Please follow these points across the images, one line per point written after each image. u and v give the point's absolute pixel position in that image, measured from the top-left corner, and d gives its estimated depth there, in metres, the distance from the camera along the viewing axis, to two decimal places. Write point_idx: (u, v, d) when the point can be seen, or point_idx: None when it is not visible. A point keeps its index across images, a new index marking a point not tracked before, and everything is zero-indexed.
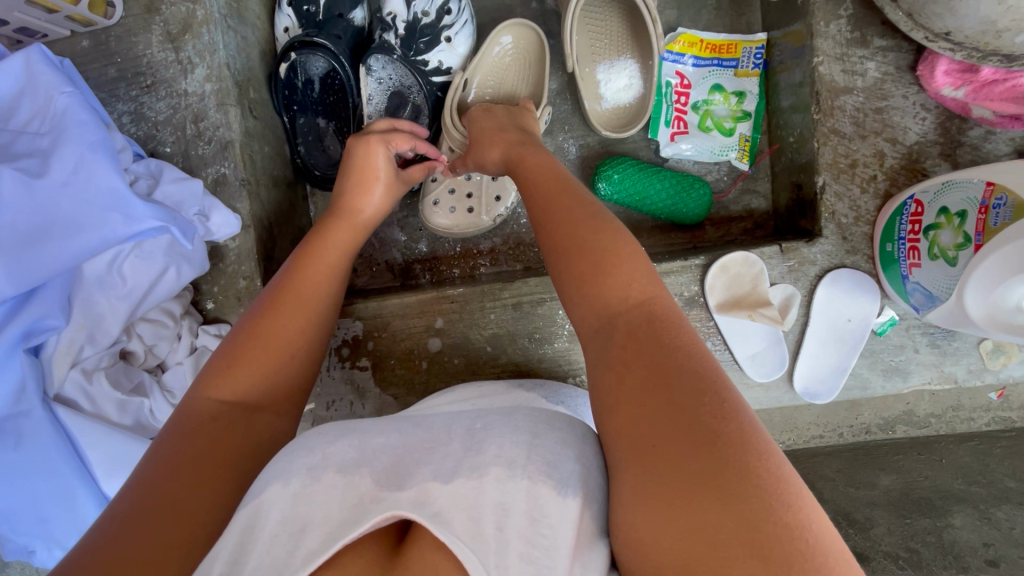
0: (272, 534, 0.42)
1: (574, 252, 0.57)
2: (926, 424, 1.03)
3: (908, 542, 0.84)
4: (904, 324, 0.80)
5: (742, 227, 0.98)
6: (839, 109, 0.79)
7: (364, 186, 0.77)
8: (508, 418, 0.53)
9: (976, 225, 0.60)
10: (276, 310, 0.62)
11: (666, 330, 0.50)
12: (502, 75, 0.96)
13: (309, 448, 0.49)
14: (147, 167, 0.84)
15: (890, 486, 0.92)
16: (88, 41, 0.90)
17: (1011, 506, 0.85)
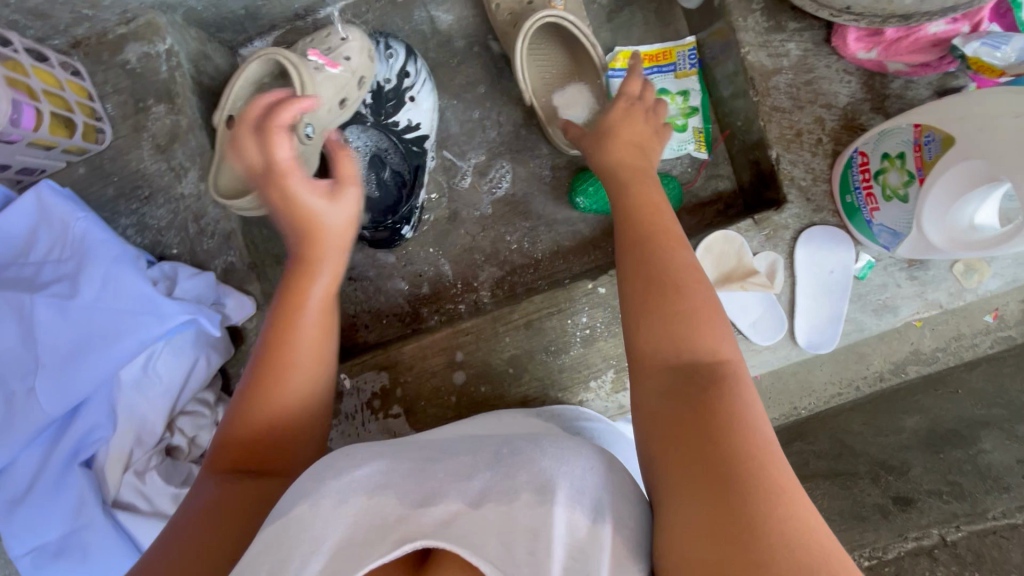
0: (302, 556, 0.45)
1: (669, 293, 0.60)
2: (935, 359, 1.12)
3: (949, 476, 0.86)
4: (882, 264, 0.87)
5: (715, 209, 1.06)
6: (774, 88, 0.87)
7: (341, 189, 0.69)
8: (535, 443, 0.57)
9: (916, 162, 0.67)
10: (258, 398, 0.62)
11: (730, 381, 0.52)
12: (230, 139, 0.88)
13: (336, 470, 0.53)
14: (162, 270, 0.89)
15: (917, 426, 0.98)
16: (85, 168, 0.96)
17: None
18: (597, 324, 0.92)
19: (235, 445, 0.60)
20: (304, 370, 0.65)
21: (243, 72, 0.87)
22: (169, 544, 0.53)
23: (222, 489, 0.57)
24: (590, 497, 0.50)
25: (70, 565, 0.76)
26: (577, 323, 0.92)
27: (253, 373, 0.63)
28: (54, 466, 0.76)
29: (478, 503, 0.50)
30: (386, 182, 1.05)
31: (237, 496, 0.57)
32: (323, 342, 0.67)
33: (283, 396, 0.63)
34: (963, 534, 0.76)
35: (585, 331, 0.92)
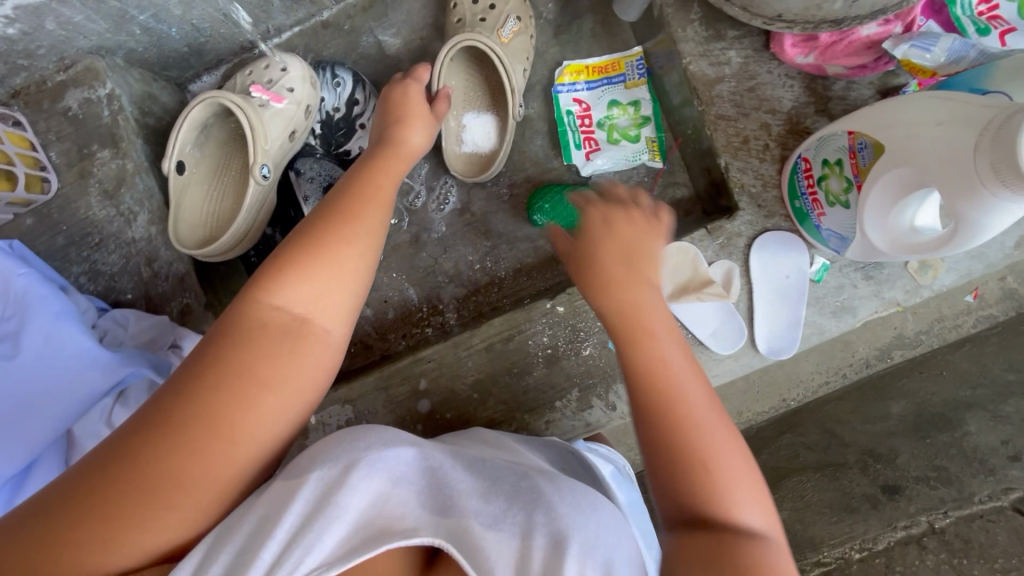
0: (320, 522, 0.50)
1: (654, 375, 0.57)
2: (918, 342, 1.10)
3: (936, 462, 0.92)
4: (837, 266, 0.87)
5: (675, 217, 1.05)
6: (717, 96, 0.87)
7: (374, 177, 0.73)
8: (552, 483, 0.59)
9: (852, 169, 0.67)
10: (231, 376, 0.54)
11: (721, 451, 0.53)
12: (181, 185, 0.88)
13: (365, 440, 0.57)
14: (113, 318, 0.89)
15: (902, 412, 1.03)
16: (32, 218, 0.95)
17: (1016, 398, 0.95)
18: (559, 343, 0.91)
19: (261, 315, 0.57)
20: (342, 285, 0.62)
21: (187, 114, 0.85)
22: (171, 394, 0.53)
23: (232, 356, 0.55)
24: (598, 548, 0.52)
25: None
26: (538, 343, 0.91)
27: (290, 259, 0.61)
28: None
29: (490, 526, 0.53)
30: None
31: (248, 372, 0.54)
32: (364, 260, 0.65)
33: (325, 303, 0.61)
34: (950, 519, 0.81)
35: (547, 351, 0.92)
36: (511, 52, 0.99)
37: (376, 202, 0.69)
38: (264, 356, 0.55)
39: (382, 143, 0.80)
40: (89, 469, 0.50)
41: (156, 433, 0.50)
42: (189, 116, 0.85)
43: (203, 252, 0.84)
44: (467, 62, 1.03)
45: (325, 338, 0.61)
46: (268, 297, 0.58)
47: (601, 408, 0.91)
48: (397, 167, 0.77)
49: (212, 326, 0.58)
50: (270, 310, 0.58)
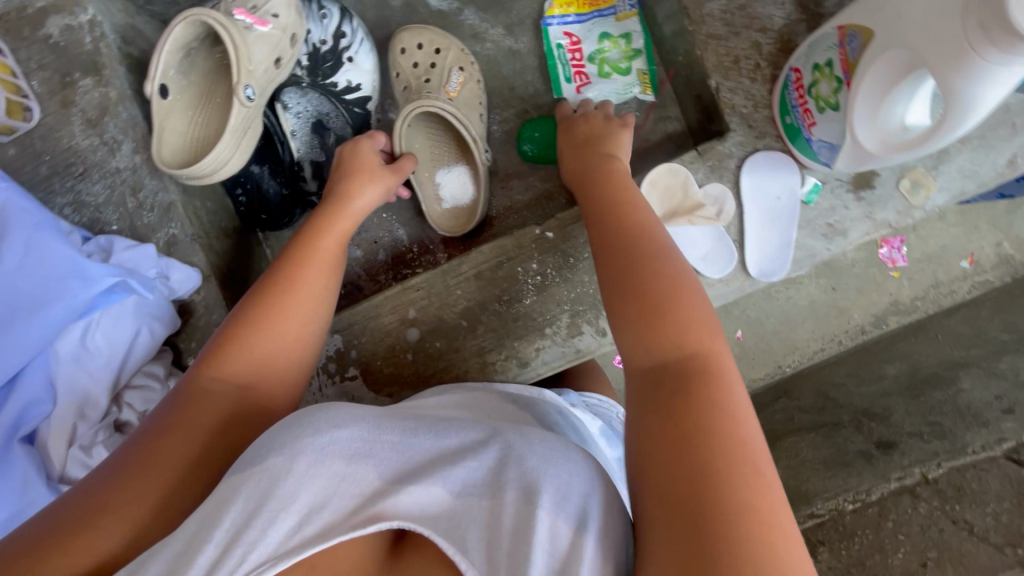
0: (266, 517, 0.46)
1: (637, 284, 0.58)
2: (915, 308, 1.21)
3: (930, 417, 1.00)
4: (828, 186, 0.86)
5: (666, 152, 1.04)
6: (707, 16, 0.86)
7: (333, 215, 0.78)
8: (524, 438, 0.56)
9: (842, 66, 0.67)
10: (197, 406, 0.56)
11: (696, 330, 0.54)
12: (165, 108, 0.86)
13: (309, 423, 0.52)
14: (98, 243, 0.87)
15: (897, 372, 1.12)
16: (15, 148, 0.93)
17: (1010, 355, 1.06)
18: (548, 270, 0.91)
19: (209, 384, 0.58)
20: (298, 325, 0.66)
21: (168, 33, 0.83)
22: (138, 453, 0.52)
23: (183, 422, 0.55)
24: (573, 501, 0.50)
25: None
26: (528, 270, 0.91)
27: (236, 334, 0.62)
28: None
29: (456, 492, 0.52)
30: (331, 147, 1.04)
31: (204, 438, 0.55)
32: (312, 328, 0.67)
33: (273, 375, 0.62)
34: (942, 470, 0.92)
35: (537, 279, 0.91)
36: (461, 105, 0.99)
37: (318, 266, 0.71)
38: (213, 416, 0.56)
39: (331, 202, 0.81)
40: (42, 532, 0.47)
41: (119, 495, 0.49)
42: (169, 34, 0.83)
43: (185, 172, 0.82)
44: (429, 122, 1.01)
45: (281, 380, 0.63)
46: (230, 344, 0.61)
47: (591, 333, 0.90)
48: (354, 205, 0.81)
49: (159, 406, 0.58)
50: (220, 380, 0.59)
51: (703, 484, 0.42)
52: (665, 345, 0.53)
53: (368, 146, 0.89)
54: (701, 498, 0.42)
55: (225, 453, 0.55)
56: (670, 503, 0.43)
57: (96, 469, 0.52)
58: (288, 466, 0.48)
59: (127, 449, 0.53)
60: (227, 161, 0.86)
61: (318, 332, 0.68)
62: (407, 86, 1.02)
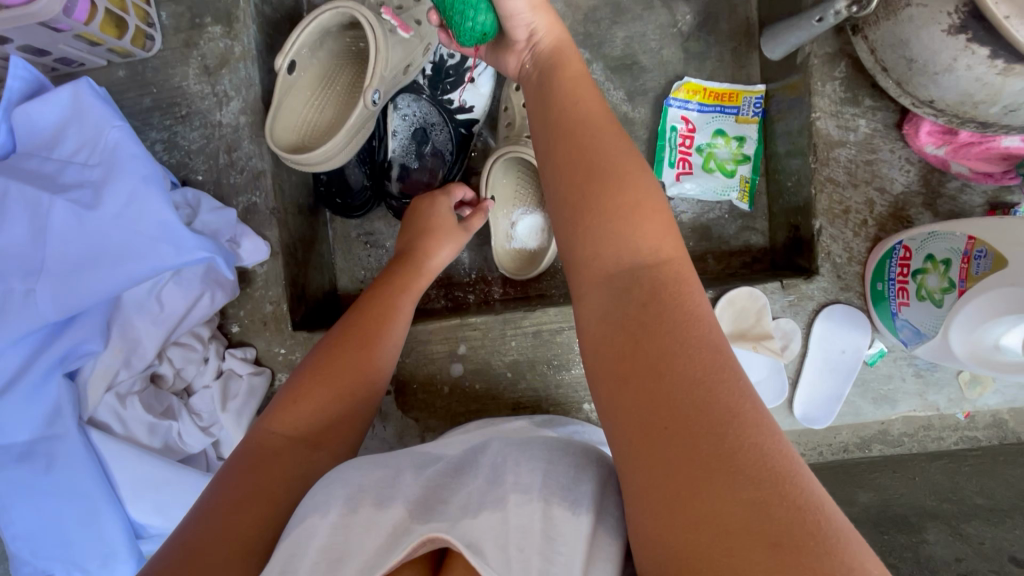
0: (312, 563, 0.45)
1: (582, 188, 0.57)
2: (900, 443, 1.20)
3: (887, 558, 1.01)
4: (893, 355, 0.88)
5: (742, 261, 1.06)
6: (833, 159, 0.86)
7: (410, 275, 0.79)
8: (523, 447, 0.55)
9: (959, 273, 0.68)
10: (263, 466, 0.58)
11: (658, 252, 0.53)
12: (288, 86, 0.86)
13: (346, 480, 0.52)
14: (184, 195, 0.87)
15: (869, 503, 1.08)
16: (125, 71, 0.92)
17: (978, 522, 1.03)
18: None
19: (277, 441, 0.61)
20: (362, 381, 0.68)
21: (315, 17, 0.83)
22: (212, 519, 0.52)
23: (254, 485, 0.56)
24: (573, 491, 0.48)
25: (32, 472, 0.76)
26: None
27: (304, 391, 0.65)
28: (36, 372, 0.74)
29: (477, 513, 0.47)
30: (426, 158, 1.02)
31: (270, 498, 0.56)
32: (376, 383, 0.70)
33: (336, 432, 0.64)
34: None
35: None
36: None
37: (388, 321, 0.73)
38: (282, 475, 0.58)
39: (404, 255, 0.82)
40: None
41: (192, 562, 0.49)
42: (316, 18, 0.83)
43: (292, 158, 0.82)
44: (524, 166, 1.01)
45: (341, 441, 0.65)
46: (299, 405, 0.64)
47: None
48: (428, 263, 0.81)
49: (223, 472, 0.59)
50: (290, 436, 0.62)
51: (689, 429, 0.41)
52: (624, 266, 0.52)
53: (442, 204, 0.87)
54: (690, 434, 0.40)
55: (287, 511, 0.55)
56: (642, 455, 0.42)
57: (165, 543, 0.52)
58: (322, 519, 0.48)
59: (195, 518, 0.53)
60: (333, 157, 0.85)
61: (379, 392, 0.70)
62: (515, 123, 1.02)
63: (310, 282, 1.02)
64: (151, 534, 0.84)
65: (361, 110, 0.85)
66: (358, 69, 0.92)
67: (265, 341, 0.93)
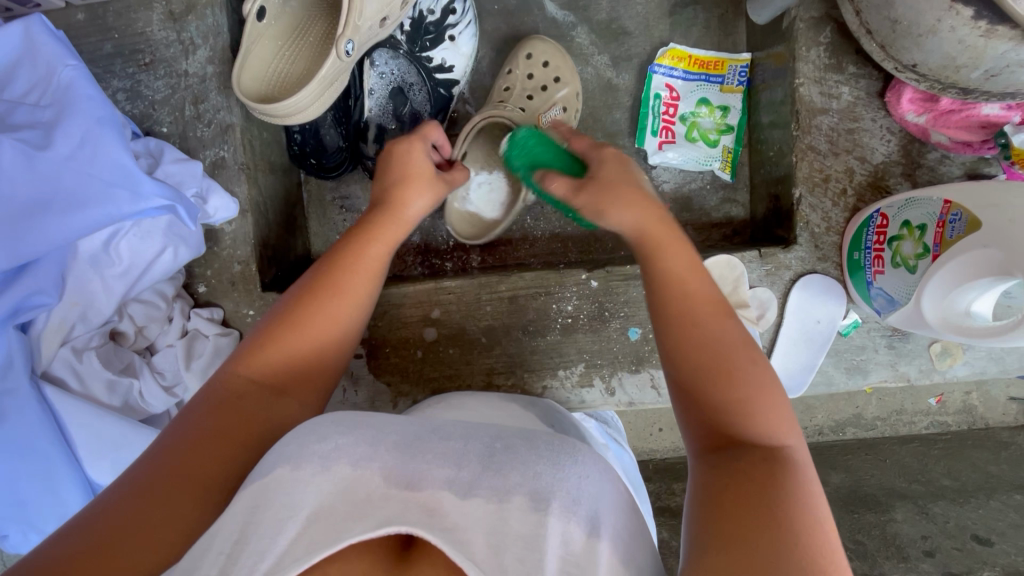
0: (273, 517, 0.43)
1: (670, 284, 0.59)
2: (873, 426, 1.28)
3: (856, 535, 1.01)
4: (866, 326, 0.88)
5: (722, 233, 1.05)
6: (815, 127, 0.85)
7: (388, 221, 0.72)
8: (530, 443, 0.52)
9: (935, 237, 0.67)
10: (225, 411, 0.55)
11: (709, 342, 0.56)
12: (259, 33, 0.82)
13: (320, 436, 0.50)
14: (146, 145, 0.84)
15: (841, 483, 1.13)
16: (85, 14, 0.88)
17: (944, 502, 1.06)
18: (581, 316, 0.90)
19: (238, 386, 0.57)
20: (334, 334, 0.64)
21: None
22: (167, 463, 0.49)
23: (218, 431, 0.53)
24: (579, 491, 0.47)
25: None
26: (561, 310, 0.90)
27: (270, 337, 0.61)
28: None
29: (466, 494, 0.46)
30: (403, 119, 1.00)
31: (236, 446, 0.53)
32: (348, 334, 0.66)
33: (305, 380, 0.61)
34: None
35: (567, 319, 0.90)
36: (537, 133, 0.95)
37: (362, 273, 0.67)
38: (243, 424, 0.55)
39: (382, 199, 0.74)
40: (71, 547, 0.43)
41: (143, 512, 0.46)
42: None
43: (258, 111, 0.79)
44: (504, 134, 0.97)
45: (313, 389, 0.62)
46: (265, 350, 0.60)
47: (599, 389, 0.91)
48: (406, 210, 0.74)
49: (183, 411, 0.56)
50: (253, 379, 0.58)
51: (758, 493, 0.45)
52: (703, 363, 0.55)
53: (421, 150, 0.77)
54: (771, 532, 0.42)
55: (247, 459, 0.53)
56: (715, 525, 0.44)
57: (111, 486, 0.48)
58: (294, 473, 0.46)
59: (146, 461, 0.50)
60: (302, 112, 0.82)
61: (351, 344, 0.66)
62: (510, 90, 0.99)
63: (282, 243, 0.98)
64: None
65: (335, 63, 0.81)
66: (331, 19, 0.88)
67: (233, 302, 0.91)
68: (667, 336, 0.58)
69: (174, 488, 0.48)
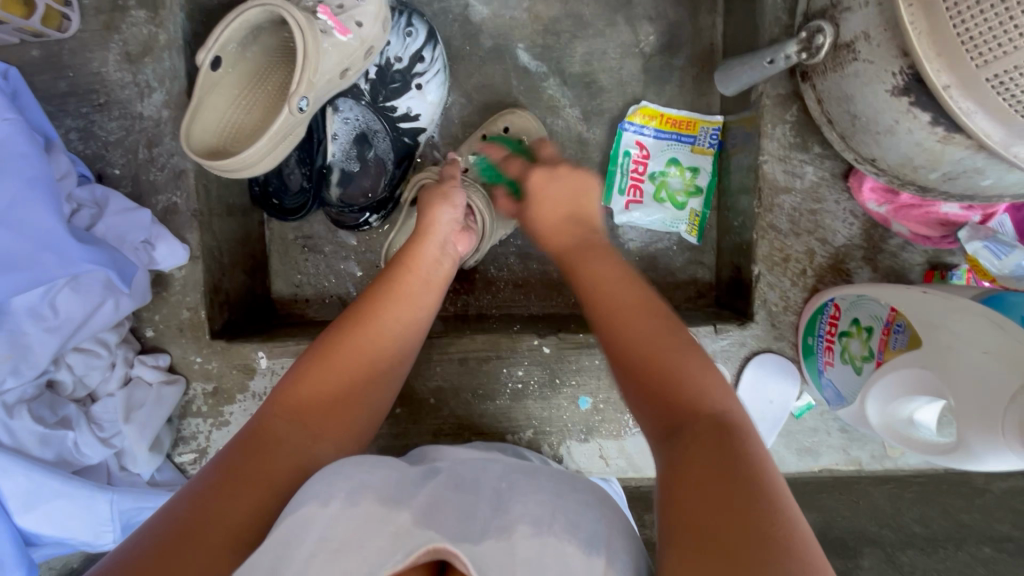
0: (309, 553, 0.43)
1: (599, 295, 0.66)
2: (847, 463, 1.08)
3: None
4: (820, 408, 0.86)
5: (686, 294, 1.04)
6: (778, 206, 0.83)
7: (410, 266, 0.75)
8: (531, 478, 0.56)
9: (879, 344, 0.66)
10: (263, 453, 0.56)
11: (642, 333, 0.61)
12: (212, 85, 0.80)
13: (346, 475, 0.52)
14: (92, 193, 0.82)
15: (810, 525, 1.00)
16: (39, 51, 0.86)
17: (913, 551, 1.00)
18: (531, 381, 0.89)
19: (274, 432, 0.59)
20: (370, 377, 0.66)
21: (241, 11, 0.77)
22: (204, 502, 0.51)
23: (253, 470, 0.55)
24: (584, 528, 0.49)
25: None
26: (511, 375, 0.89)
27: (307, 375, 0.64)
28: None
29: (479, 540, 0.46)
30: (368, 163, 0.97)
31: (270, 480, 0.54)
32: (387, 375, 0.68)
33: (340, 418, 0.63)
34: None
35: (517, 385, 0.89)
36: (498, 215, 0.95)
37: (397, 311, 0.70)
38: (278, 467, 0.56)
39: (409, 247, 0.77)
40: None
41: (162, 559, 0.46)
42: (245, 14, 0.77)
43: (213, 168, 0.77)
44: None
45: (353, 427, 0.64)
46: (302, 390, 0.62)
47: (548, 455, 0.90)
48: (429, 254, 0.77)
49: (224, 450, 0.58)
50: (292, 418, 0.60)
51: (718, 478, 0.46)
52: (643, 353, 0.59)
53: (444, 213, 0.80)
54: (728, 507, 0.44)
55: (280, 500, 0.53)
56: (680, 502, 0.47)
57: (136, 531, 0.49)
58: (322, 509, 0.47)
59: (173, 508, 0.51)
60: (258, 167, 0.81)
61: (384, 388, 0.68)
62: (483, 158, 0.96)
63: (236, 286, 0.96)
64: (43, 543, 0.81)
65: (292, 119, 0.80)
66: (291, 68, 0.86)
67: (180, 349, 0.89)
68: (608, 338, 0.63)
69: (208, 526, 0.49)
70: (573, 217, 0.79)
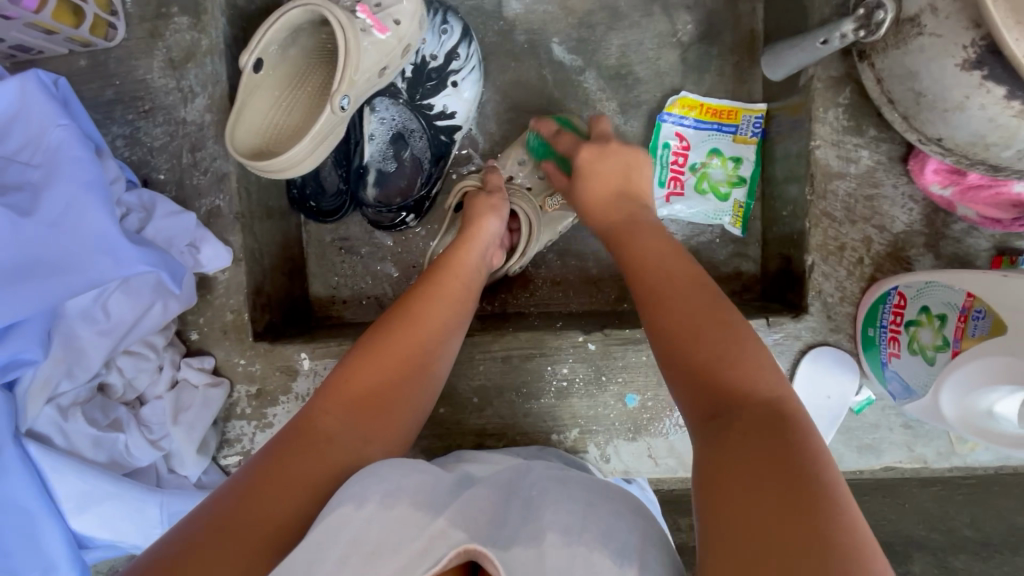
0: (343, 555, 0.42)
1: (647, 283, 0.63)
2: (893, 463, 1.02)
3: None
4: (880, 404, 0.83)
5: (731, 288, 1.01)
6: (831, 192, 0.80)
7: (452, 269, 0.74)
8: (563, 486, 0.54)
9: (955, 331, 0.64)
10: (304, 450, 0.55)
11: (681, 315, 0.58)
12: (254, 86, 0.81)
13: (381, 476, 0.50)
14: (139, 197, 0.83)
15: None
16: (87, 61, 0.88)
17: (966, 556, 0.96)
18: (576, 379, 0.87)
19: (317, 429, 0.58)
20: (412, 379, 0.65)
21: (284, 12, 0.77)
22: (242, 496, 0.50)
23: (294, 469, 0.54)
24: (616, 539, 0.46)
25: None
26: (556, 373, 0.87)
27: (348, 376, 0.63)
28: None
29: (507, 545, 0.44)
30: (404, 162, 0.97)
31: (312, 481, 0.53)
32: (426, 379, 0.66)
33: (379, 416, 0.61)
34: None
35: (562, 382, 0.87)
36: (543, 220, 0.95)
37: (437, 313, 0.69)
38: (318, 467, 0.54)
39: (449, 253, 0.76)
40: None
41: (199, 552, 0.45)
42: (288, 14, 0.78)
43: (253, 169, 0.77)
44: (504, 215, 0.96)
45: (395, 427, 0.62)
46: (340, 390, 0.62)
47: (594, 454, 0.88)
48: (468, 258, 0.76)
49: (264, 445, 0.57)
50: (330, 416, 0.59)
51: (773, 462, 0.43)
52: (678, 327, 0.58)
53: (490, 226, 0.80)
54: (789, 494, 0.41)
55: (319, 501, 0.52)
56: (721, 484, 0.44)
57: (175, 526, 0.49)
58: (358, 511, 0.45)
59: (216, 503, 0.50)
60: (297, 168, 0.81)
61: (423, 390, 0.66)
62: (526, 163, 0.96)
63: (277, 289, 0.96)
64: (94, 545, 0.81)
65: (332, 121, 0.80)
66: (331, 69, 0.86)
67: (224, 351, 0.90)
68: (651, 315, 0.61)
69: (246, 523, 0.48)
70: (620, 193, 0.77)
